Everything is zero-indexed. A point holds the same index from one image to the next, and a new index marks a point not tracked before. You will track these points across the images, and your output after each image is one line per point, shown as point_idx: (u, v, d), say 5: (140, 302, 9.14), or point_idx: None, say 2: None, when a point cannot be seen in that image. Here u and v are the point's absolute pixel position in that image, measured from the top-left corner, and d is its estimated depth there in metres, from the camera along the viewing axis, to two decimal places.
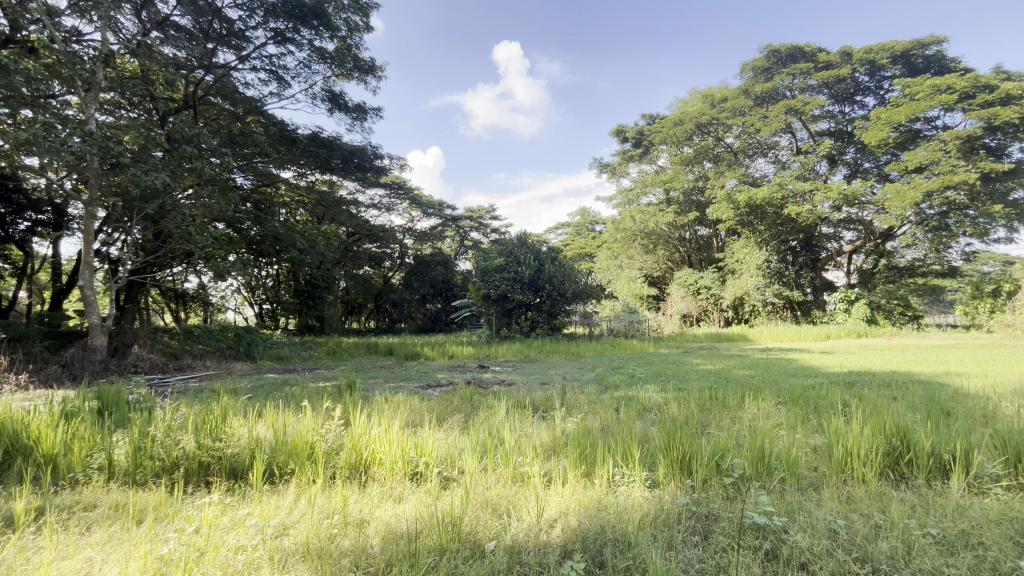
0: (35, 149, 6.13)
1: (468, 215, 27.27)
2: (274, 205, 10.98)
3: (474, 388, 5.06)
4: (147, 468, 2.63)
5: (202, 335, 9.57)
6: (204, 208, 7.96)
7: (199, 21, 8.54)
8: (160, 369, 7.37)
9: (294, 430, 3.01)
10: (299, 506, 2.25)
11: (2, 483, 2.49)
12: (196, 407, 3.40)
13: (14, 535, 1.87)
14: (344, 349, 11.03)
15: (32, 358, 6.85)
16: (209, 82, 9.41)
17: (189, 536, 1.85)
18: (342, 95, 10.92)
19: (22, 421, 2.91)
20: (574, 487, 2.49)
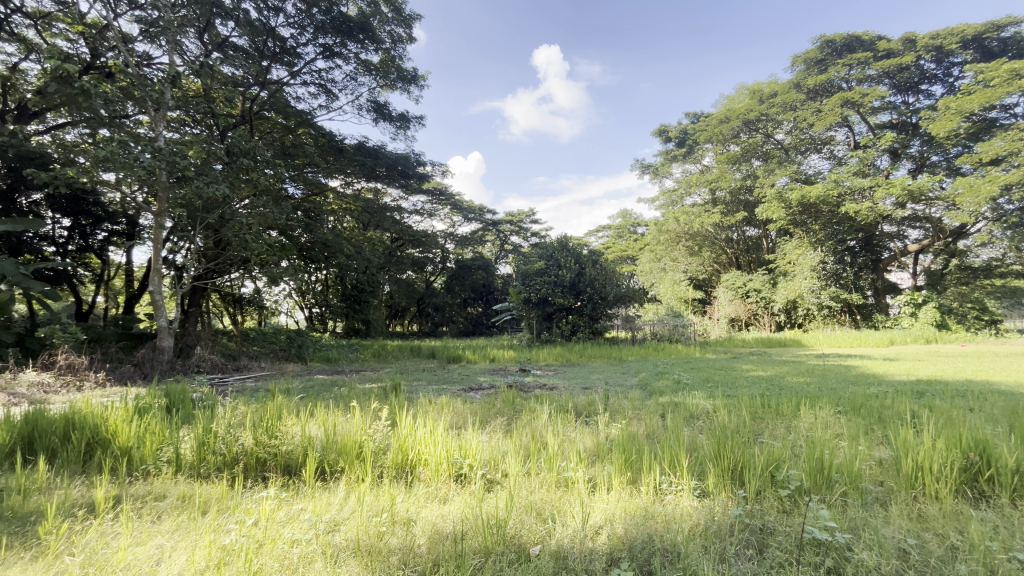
0: (112, 166, 6.67)
1: (508, 219, 27.44)
2: (323, 212, 11.42)
3: (516, 392, 5.06)
4: (210, 462, 2.80)
5: (257, 337, 10.08)
6: (260, 217, 8.40)
7: (255, 41, 9.04)
8: (220, 369, 7.82)
9: (344, 430, 3.11)
10: (350, 503, 2.32)
11: (85, 472, 2.71)
12: (255, 405, 3.59)
13: (96, 520, 2.04)
14: (389, 352, 11.34)
15: (108, 357, 7.44)
16: (264, 97, 9.94)
17: (249, 528, 1.95)
18: (387, 105, 11.25)
19: (101, 415, 3.15)
20: (620, 494, 2.45)
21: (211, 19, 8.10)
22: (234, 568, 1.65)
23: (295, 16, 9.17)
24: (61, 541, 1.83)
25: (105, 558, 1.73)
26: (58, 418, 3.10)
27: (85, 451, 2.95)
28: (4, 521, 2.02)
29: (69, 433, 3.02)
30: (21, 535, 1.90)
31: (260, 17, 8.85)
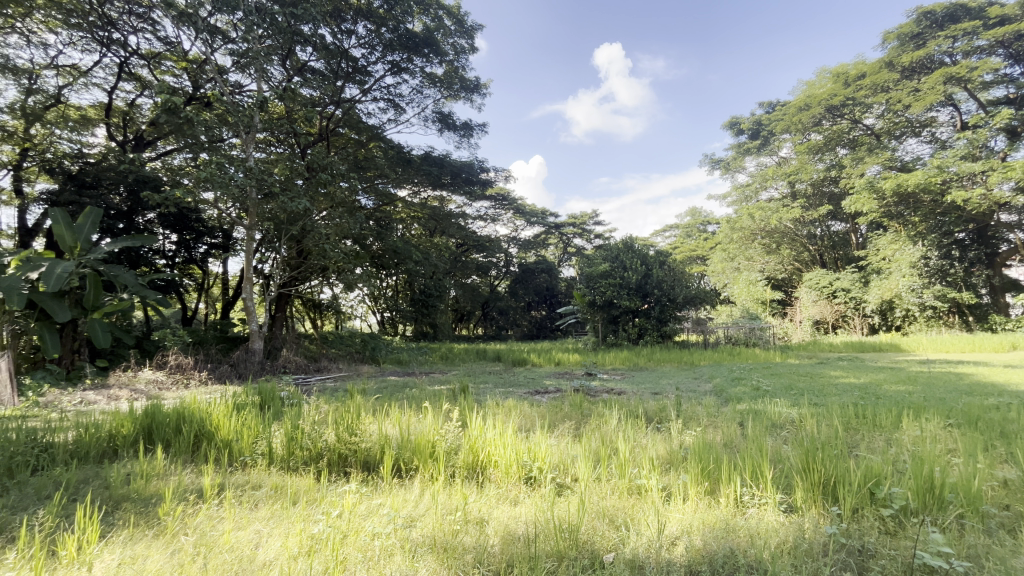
0: (211, 186, 7.42)
1: (571, 221, 27.27)
2: (393, 221, 11.96)
3: (583, 396, 4.98)
4: (298, 456, 3.02)
5: (335, 340, 10.73)
6: (337, 228, 8.95)
7: (330, 63, 9.68)
8: (303, 369, 8.42)
9: (417, 430, 3.23)
10: (425, 501, 2.40)
11: (194, 461, 3.03)
12: (336, 404, 3.82)
13: (204, 504, 2.26)
14: (456, 354, 11.63)
15: (210, 358, 8.24)
16: (339, 115, 10.62)
17: (334, 519, 2.08)
18: (451, 115, 11.60)
19: (206, 410, 3.50)
20: (696, 505, 2.34)
21: (292, 46, 8.78)
22: (323, 556, 1.77)
23: (365, 37, 9.73)
24: (177, 522, 2.05)
25: (213, 540, 1.91)
26: (171, 412, 3.46)
27: (194, 442, 3.29)
28: (132, 501, 2.31)
29: (180, 426, 3.37)
30: (146, 514, 2.15)
31: (334, 41, 9.48)
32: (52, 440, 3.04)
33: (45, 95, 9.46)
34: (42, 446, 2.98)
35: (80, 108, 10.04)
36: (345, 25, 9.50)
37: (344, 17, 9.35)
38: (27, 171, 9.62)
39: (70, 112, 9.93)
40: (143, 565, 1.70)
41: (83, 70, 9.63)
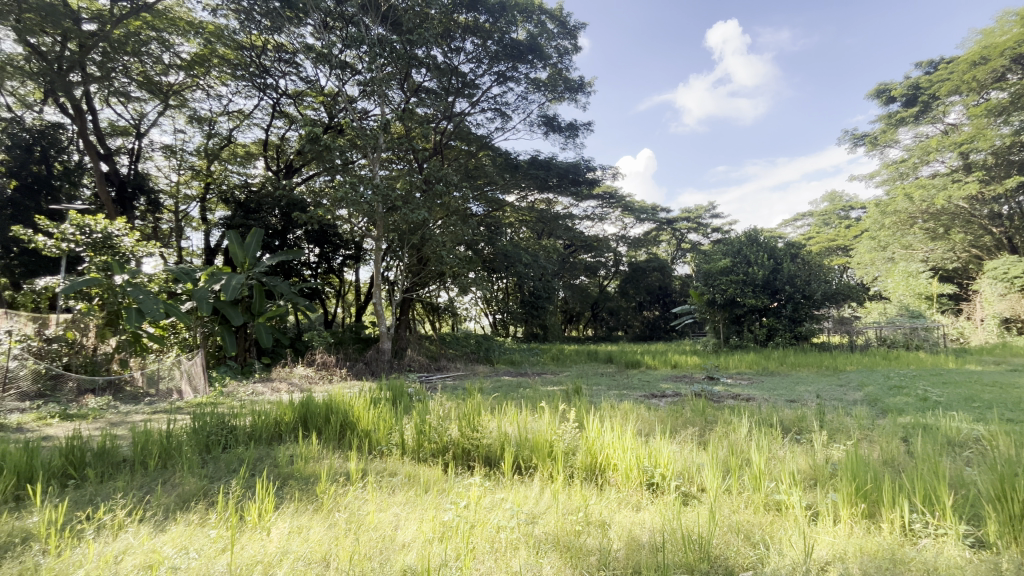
0: (346, 204, 8.36)
1: (684, 216, 25.73)
2: (502, 226, 12.34)
3: (706, 401, 4.68)
4: (427, 448, 3.26)
5: (452, 342, 11.41)
6: (452, 235, 9.52)
7: (442, 80, 10.32)
8: (426, 367, 9.08)
9: (534, 428, 3.29)
10: (546, 498, 2.44)
11: (342, 447, 3.42)
12: (457, 401, 4.04)
13: (351, 486, 2.55)
14: (567, 355, 11.65)
15: (348, 357, 9.26)
16: (451, 129, 11.28)
17: (462, 509, 2.21)
18: (556, 117, 11.65)
19: (349, 403, 3.93)
20: (852, 529, 2.06)
21: (409, 70, 9.54)
22: (455, 542, 1.89)
23: (473, 52, 10.23)
24: (330, 500, 2.34)
25: (360, 519, 2.14)
26: (321, 403, 3.95)
27: (341, 430, 3.72)
28: (296, 479, 2.68)
29: (329, 416, 3.83)
30: (307, 491, 2.49)
31: (445, 60, 10.10)
32: (236, 423, 3.65)
33: (220, 137, 11.44)
34: (229, 427, 3.59)
35: (245, 145, 11.99)
36: (454, 43, 10.07)
37: (453, 36, 9.95)
38: (209, 202, 11.74)
39: (238, 150, 11.91)
40: (307, 534, 1.96)
41: (246, 113, 11.47)
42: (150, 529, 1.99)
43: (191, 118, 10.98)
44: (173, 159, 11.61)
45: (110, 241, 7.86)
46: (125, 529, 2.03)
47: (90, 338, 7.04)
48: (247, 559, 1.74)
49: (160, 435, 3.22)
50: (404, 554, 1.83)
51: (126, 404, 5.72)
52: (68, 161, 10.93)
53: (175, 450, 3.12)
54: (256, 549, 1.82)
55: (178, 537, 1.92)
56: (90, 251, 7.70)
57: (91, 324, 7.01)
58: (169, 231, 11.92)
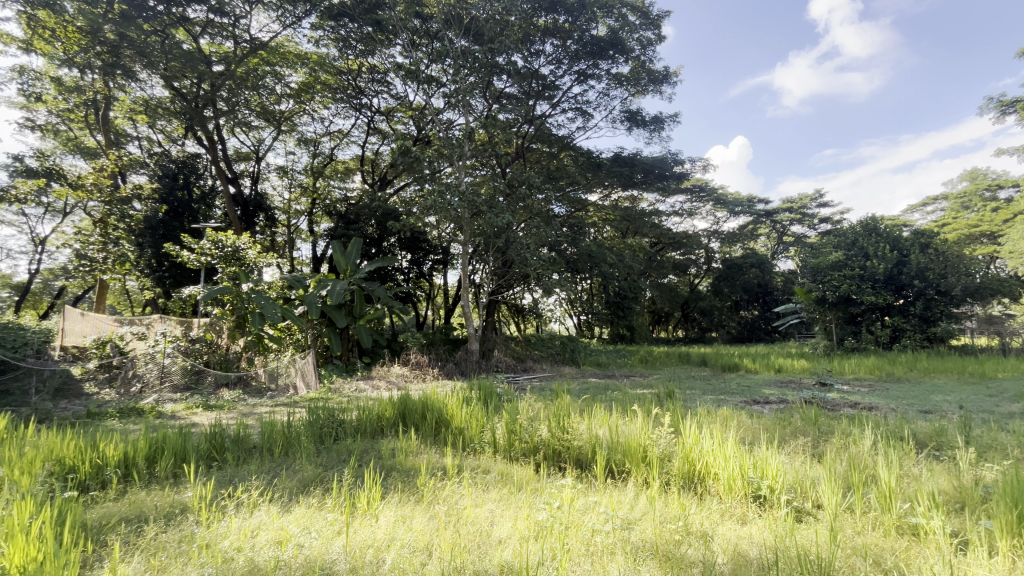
0: (435, 211, 8.78)
1: (786, 206, 23.58)
2: (585, 226, 12.20)
3: (818, 409, 4.25)
4: (518, 447, 3.31)
5: (538, 343, 11.52)
6: (536, 237, 9.62)
7: (522, 85, 10.47)
8: (512, 368, 9.25)
9: (626, 431, 3.21)
10: (642, 505, 2.37)
11: (438, 443, 3.59)
12: (545, 401, 4.06)
13: (449, 480, 2.68)
14: (656, 357, 11.24)
15: (440, 357, 9.69)
16: (532, 132, 11.38)
17: (556, 510, 2.22)
18: (640, 111, 11.30)
19: (443, 401, 4.11)
20: (1012, 564, 1.76)
21: (491, 78, 9.78)
22: (551, 542, 1.91)
23: (552, 53, 10.25)
24: (430, 492, 2.47)
25: (458, 513, 2.24)
26: (418, 401, 4.18)
27: (436, 427, 3.90)
28: (399, 471, 2.87)
29: (425, 412, 4.03)
30: (408, 483, 2.65)
31: (526, 64, 10.23)
32: (344, 417, 3.97)
33: (323, 156, 12.58)
34: (338, 421, 3.92)
35: (344, 161, 13.06)
36: (534, 47, 10.15)
37: (533, 40, 10.04)
38: (316, 215, 12.94)
39: (339, 167, 13.01)
40: (411, 524, 2.08)
41: (344, 132, 12.50)
42: (277, 509, 2.23)
43: (300, 141, 12.20)
44: (286, 179, 12.98)
45: (237, 254, 9.02)
46: (258, 507, 2.30)
47: (224, 339, 8.12)
48: (360, 543, 1.89)
49: (283, 426, 3.61)
50: (501, 550, 1.88)
51: (253, 397, 6.50)
52: (204, 186, 12.66)
53: (295, 439, 3.47)
54: (367, 534, 1.97)
55: (300, 518, 2.13)
56: (222, 264, 8.91)
57: (224, 327, 8.07)
58: (283, 243, 13.34)
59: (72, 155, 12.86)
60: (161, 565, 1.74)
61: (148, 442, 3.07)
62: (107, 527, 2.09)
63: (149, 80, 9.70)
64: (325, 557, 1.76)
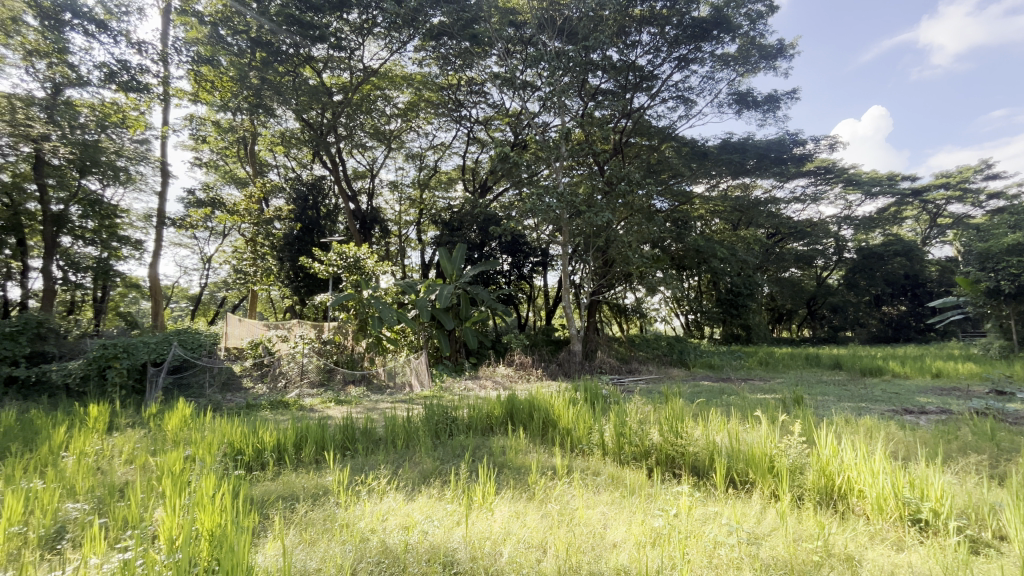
0: (534, 214, 8.89)
1: (941, 182, 20.00)
2: (691, 220, 11.51)
3: (996, 423, 3.54)
4: (629, 451, 3.22)
5: (643, 344, 11.21)
6: (637, 235, 9.30)
7: (619, 79, 10.21)
8: (617, 370, 9.02)
9: (749, 439, 2.96)
10: (772, 520, 2.17)
11: (547, 442, 3.62)
12: (655, 404, 3.89)
13: (559, 480, 2.69)
14: (779, 359, 10.22)
15: (543, 358, 9.77)
16: (630, 126, 11.04)
17: (673, 518, 2.12)
18: (750, 91, 10.41)
19: (550, 402, 4.13)
20: None
21: (585, 76, 9.68)
22: (670, 550, 1.84)
23: (650, 42, 9.86)
24: (541, 491, 2.51)
25: (570, 513, 2.24)
26: (525, 401, 4.26)
27: (544, 426, 3.95)
28: (509, 468, 2.95)
29: (532, 412, 4.10)
30: (520, 481, 2.71)
31: (622, 58, 9.96)
32: (456, 414, 4.18)
33: (428, 168, 13.49)
34: (451, 418, 4.13)
35: (447, 172, 13.79)
36: (630, 38, 9.84)
37: (629, 31, 9.73)
38: (423, 225, 13.82)
39: (443, 177, 13.78)
40: (525, 520, 2.13)
41: (447, 144, 13.21)
42: (403, 497, 2.43)
43: (408, 157, 13.15)
44: (397, 193, 14.05)
45: (358, 264, 9.98)
46: (387, 493, 2.53)
47: (349, 341, 9.00)
48: (478, 535, 1.98)
49: (403, 421, 3.91)
50: (617, 554, 1.85)
51: (375, 393, 7.14)
52: (330, 204, 14.19)
53: (414, 434, 3.75)
54: (484, 526, 2.06)
55: (423, 507, 2.29)
56: (346, 273, 9.92)
57: (350, 330, 8.97)
58: (396, 252, 14.44)
59: (228, 185, 15.17)
60: (311, 538, 1.98)
61: (295, 430, 3.52)
62: (269, 502, 2.43)
63: (284, 115, 11.13)
64: (447, 545, 1.87)
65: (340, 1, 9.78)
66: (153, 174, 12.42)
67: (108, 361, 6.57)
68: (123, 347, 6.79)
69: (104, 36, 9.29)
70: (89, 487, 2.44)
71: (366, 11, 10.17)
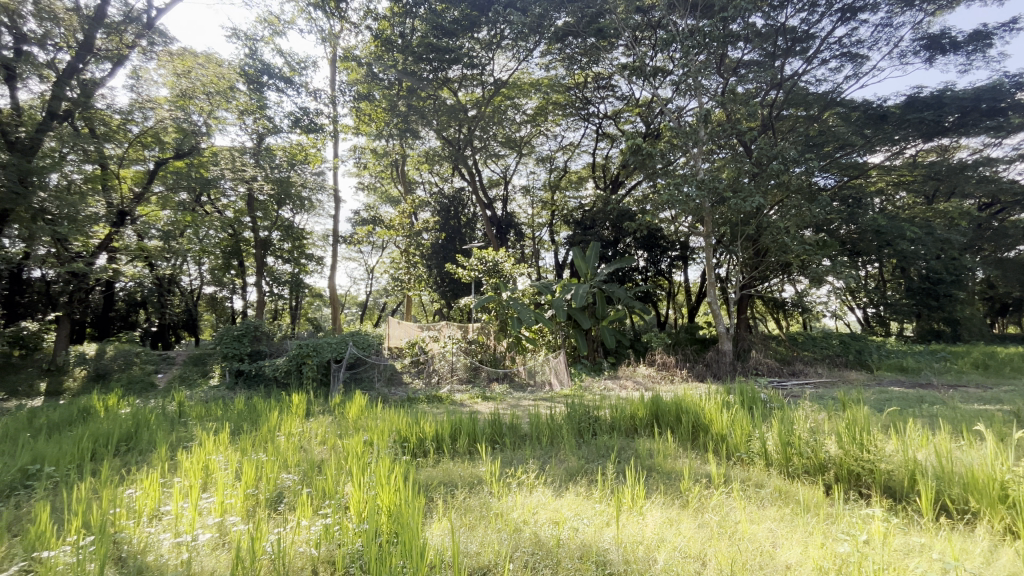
0: (673, 205, 8.39)
1: None
2: (867, 196, 9.76)
3: None
4: (798, 463, 2.85)
5: (808, 343, 9.84)
6: (797, 218, 8.18)
7: (765, 47, 9.16)
8: (776, 372, 8.05)
9: (967, 460, 2.40)
10: (1008, 563, 1.74)
11: (699, 449, 3.39)
12: (829, 412, 3.38)
13: (715, 490, 2.50)
14: (1005, 361, 8.09)
15: (687, 358, 9.17)
16: (782, 97, 9.81)
17: (863, 544, 1.82)
18: (947, 31, 8.47)
19: (700, 404, 3.85)
20: None
21: (725, 50, 8.87)
22: None
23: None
24: (696, 499, 2.36)
25: (732, 525, 2.07)
26: (670, 403, 4.04)
27: (694, 430, 3.70)
28: (659, 472, 2.83)
29: (680, 416, 3.87)
30: (672, 486, 2.58)
31: (768, 22, 8.91)
32: (599, 414, 4.13)
33: (559, 170, 13.67)
34: (594, 417, 4.10)
35: (577, 171, 13.81)
36: None
37: None
38: (556, 226, 14.03)
39: (572, 176, 13.84)
40: (680, 528, 2.03)
41: (576, 143, 13.23)
42: (551, 492, 2.49)
43: (539, 161, 13.50)
44: (529, 197, 14.51)
45: (497, 267, 10.54)
46: (536, 487, 2.62)
47: (492, 341, 9.53)
48: (630, 538, 1.93)
49: (547, 419, 4.00)
50: None
51: (517, 390, 7.45)
52: (469, 213, 15.25)
53: (558, 431, 3.81)
54: (635, 530, 2.01)
55: (572, 504, 2.32)
56: (486, 277, 10.54)
57: (492, 330, 9.51)
58: (530, 254, 14.89)
59: (385, 203, 17.23)
60: (471, 523, 2.14)
61: (450, 423, 3.84)
62: (433, 487, 2.69)
63: (427, 135, 12.25)
64: (598, 545, 1.87)
65: (470, 22, 10.46)
66: (329, 200, 14.68)
67: (304, 359, 7.96)
68: (313, 347, 8.14)
69: (291, 90, 11.32)
70: (297, 461, 2.98)
71: (494, 27, 10.66)
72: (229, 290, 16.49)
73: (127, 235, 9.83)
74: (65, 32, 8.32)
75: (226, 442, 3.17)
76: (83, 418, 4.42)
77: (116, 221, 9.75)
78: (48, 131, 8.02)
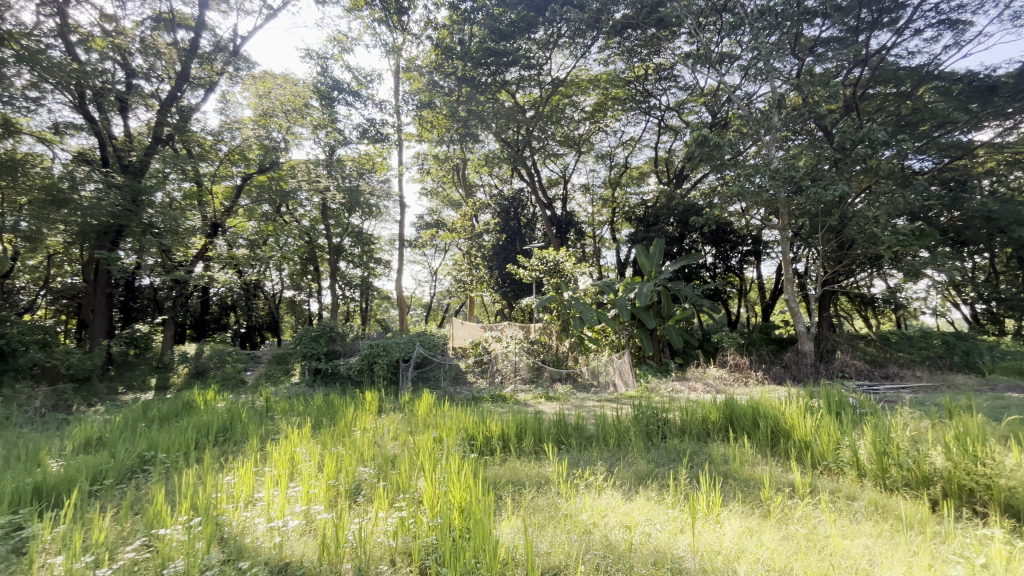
0: (743, 197, 7.93)
1: None
2: (973, 178, 8.71)
3: None
4: (896, 475, 2.60)
5: (903, 343, 8.94)
6: (888, 206, 7.45)
7: (847, 22, 8.43)
8: (867, 374, 7.37)
9: None
10: None
11: (779, 456, 3.19)
12: (933, 420, 3.05)
13: (801, 500, 2.34)
14: None
15: (762, 358, 8.63)
16: (867, 75, 8.98)
17: (982, 569, 1.63)
18: None
19: (779, 408, 3.61)
20: None
21: (800, 29, 8.27)
22: None
23: None
24: (779, 510, 2.22)
25: (823, 540, 1.93)
26: (746, 407, 3.81)
27: (773, 436, 3.48)
28: (736, 479, 2.69)
29: (757, 420, 3.65)
30: (751, 495, 2.44)
31: None
32: (667, 417, 3.99)
33: (619, 166, 13.38)
34: (662, 420, 3.97)
35: (639, 167, 13.44)
36: None
37: None
38: (617, 223, 13.74)
39: (634, 172, 13.47)
40: (762, 539, 1.92)
41: (637, 138, 12.90)
42: (621, 495, 2.45)
43: (599, 157, 13.31)
44: (590, 195, 14.31)
45: (558, 267, 10.49)
46: (604, 489, 2.58)
47: (553, 341, 9.51)
48: (707, 546, 1.86)
49: (612, 420, 3.93)
50: None
51: (581, 391, 7.37)
52: (528, 214, 15.30)
53: (624, 434, 3.73)
54: (711, 538, 1.92)
55: (643, 508, 2.26)
56: (547, 276, 10.52)
57: (554, 330, 9.50)
58: (591, 253, 14.68)
59: (447, 207, 17.70)
60: (540, 523, 2.15)
61: (515, 422, 3.87)
62: (501, 485, 2.73)
63: (487, 139, 12.46)
64: (673, 552, 1.82)
65: (527, 23, 10.52)
66: (395, 206, 15.32)
67: (374, 358, 8.35)
68: (383, 347, 8.52)
69: (359, 103, 11.95)
70: (372, 455, 3.13)
71: (551, 26, 10.63)
72: (306, 293, 17.67)
73: (219, 244, 10.82)
74: (166, 64, 9.30)
75: (309, 435, 3.40)
76: (187, 411, 4.91)
77: (210, 232, 10.77)
78: (154, 155, 9.01)
